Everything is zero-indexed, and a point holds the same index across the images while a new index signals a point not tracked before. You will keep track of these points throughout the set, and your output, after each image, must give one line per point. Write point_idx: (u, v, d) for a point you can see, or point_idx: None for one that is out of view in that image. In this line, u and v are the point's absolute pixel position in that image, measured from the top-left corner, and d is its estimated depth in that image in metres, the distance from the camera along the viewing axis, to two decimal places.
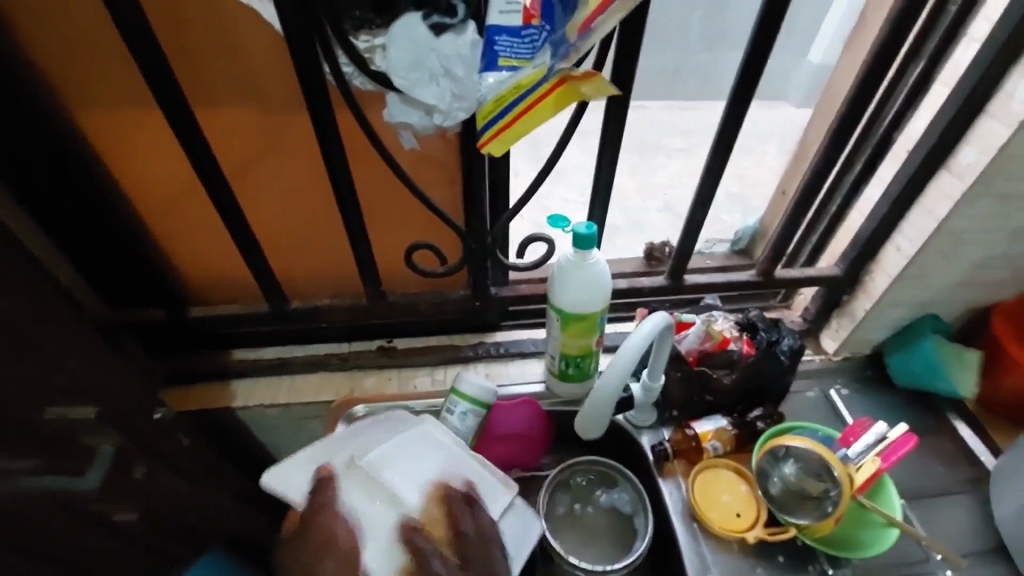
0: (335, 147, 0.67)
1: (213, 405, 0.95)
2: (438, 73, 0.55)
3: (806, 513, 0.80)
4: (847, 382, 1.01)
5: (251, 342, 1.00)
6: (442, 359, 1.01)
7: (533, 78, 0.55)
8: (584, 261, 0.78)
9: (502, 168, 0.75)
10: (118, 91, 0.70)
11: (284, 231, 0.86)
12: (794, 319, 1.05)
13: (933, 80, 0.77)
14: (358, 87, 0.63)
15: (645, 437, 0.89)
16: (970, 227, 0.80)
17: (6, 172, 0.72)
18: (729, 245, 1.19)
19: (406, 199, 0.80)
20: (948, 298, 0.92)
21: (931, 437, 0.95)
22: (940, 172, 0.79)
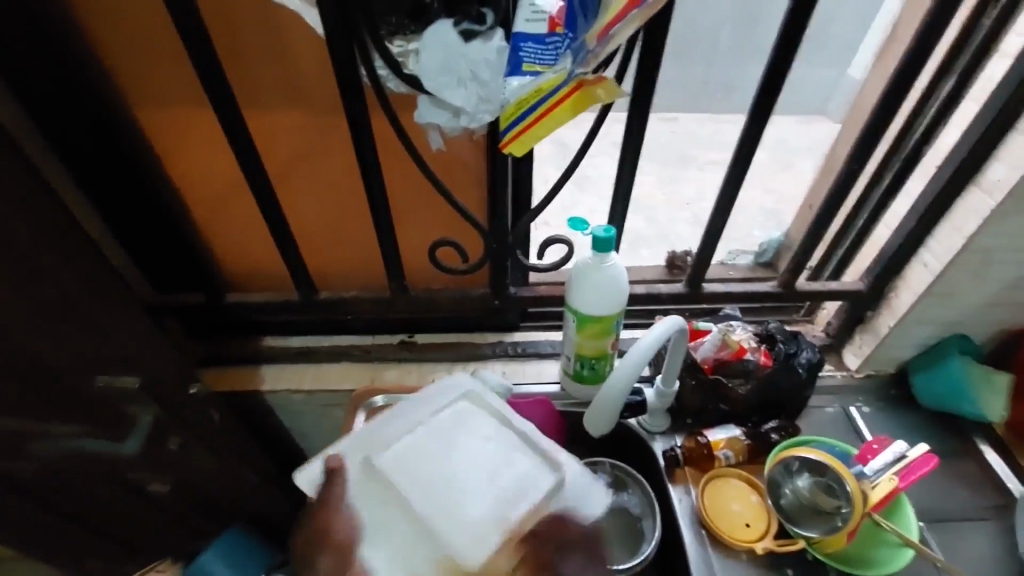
0: (367, 145, 0.71)
1: (242, 387, 1.00)
2: (465, 77, 0.58)
3: (817, 527, 0.80)
4: (869, 400, 1.00)
5: (280, 330, 1.05)
6: (460, 356, 1.04)
7: (552, 82, 0.58)
8: (601, 264, 0.79)
9: (525, 171, 0.78)
10: (173, 88, 0.75)
11: (316, 225, 0.90)
12: (817, 333, 1.04)
13: (964, 96, 0.76)
14: (391, 89, 0.66)
15: (657, 443, 0.91)
16: (1001, 246, 0.79)
17: (70, 159, 0.78)
18: (753, 257, 1.16)
19: (432, 198, 0.84)
20: (976, 318, 0.90)
21: (954, 460, 0.93)
22: (969, 188, 0.78)
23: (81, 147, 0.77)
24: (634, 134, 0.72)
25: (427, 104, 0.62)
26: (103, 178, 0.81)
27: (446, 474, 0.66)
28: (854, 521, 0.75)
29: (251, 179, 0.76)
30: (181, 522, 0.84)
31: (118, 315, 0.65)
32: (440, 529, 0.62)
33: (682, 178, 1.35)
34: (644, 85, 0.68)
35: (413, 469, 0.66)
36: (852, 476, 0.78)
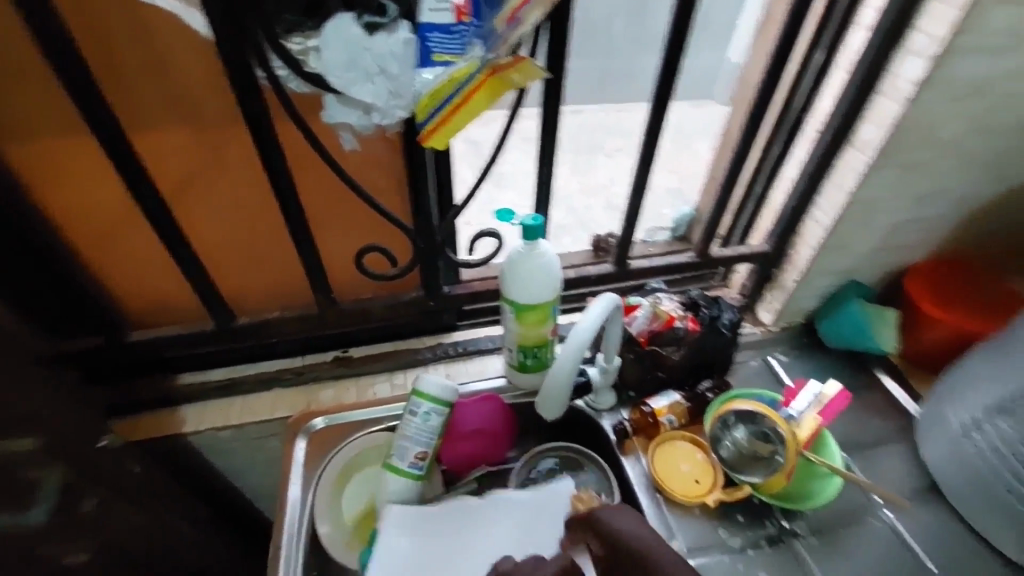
0: (274, 152, 0.66)
1: (161, 434, 0.91)
2: (372, 72, 0.56)
3: (757, 471, 0.86)
4: (786, 350, 1.09)
5: (198, 364, 0.96)
6: (399, 364, 1.01)
7: (464, 71, 0.57)
8: (532, 252, 0.80)
9: (443, 166, 0.76)
10: (33, 107, 0.65)
11: (225, 245, 0.83)
12: (733, 296, 1.12)
13: (833, 66, 0.85)
14: (294, 91, 0.63)
15: (606, 420, 0.93)
16: (877, 197, 0.88)
17: None
18: (669, 233, 1.25)
19: (350, 204, 0.80)
20: (864, 265, 1.01)
21: (862, 392, 1.03)
22: (846, 148, 0.87)
23: None
24: (550, 121, 0.73)
25: (335, 103, 0.60)
26: None
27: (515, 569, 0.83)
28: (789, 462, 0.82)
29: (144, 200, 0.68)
30: None
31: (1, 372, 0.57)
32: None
33: (595, 165, 1.40)
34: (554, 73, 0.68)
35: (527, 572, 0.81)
36: (784, 421, 0.84)
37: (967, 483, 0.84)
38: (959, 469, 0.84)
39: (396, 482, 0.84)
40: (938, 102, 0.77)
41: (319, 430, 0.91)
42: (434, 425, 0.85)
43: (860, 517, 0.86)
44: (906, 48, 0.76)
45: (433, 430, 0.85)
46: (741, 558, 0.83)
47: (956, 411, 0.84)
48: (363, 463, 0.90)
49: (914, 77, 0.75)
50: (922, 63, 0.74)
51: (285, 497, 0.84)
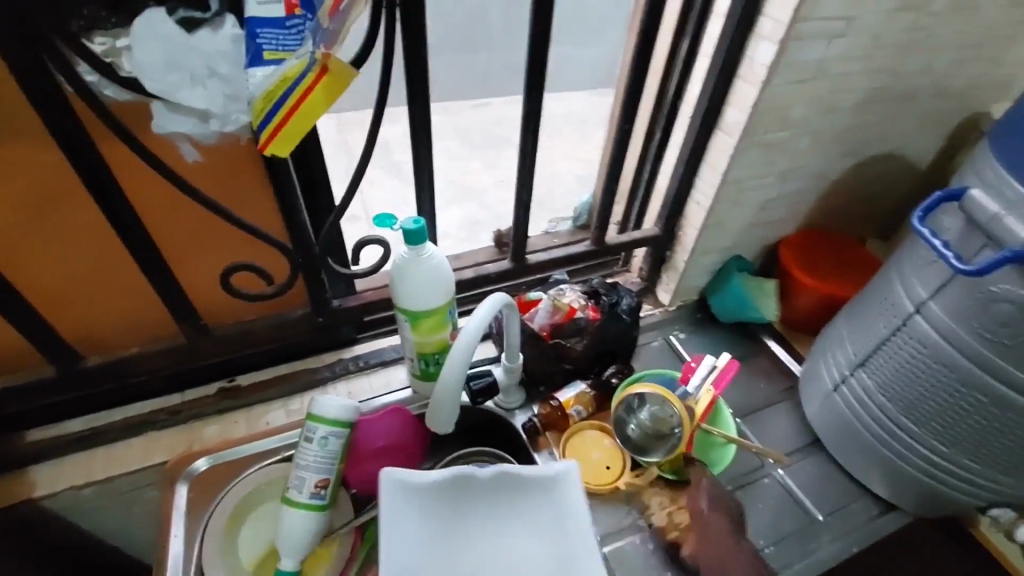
0: (97, 169, 0.58)
1: (7, 502, 0.78)
2: (200, 74, 0.50)
3: (660, 449, 0.88)
4: (683, 326, 1.14)
5: (52, 415, 0.84)
6: (294, 388, 0.94)
7: (297, 69, 0.51)
8: (419, 257, 0.76)
9: (310, 172, 0.70)
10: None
11: (62, 280, 0.71)
12: (633, 279, 1.15)
13: (698, 53, 0.88)
14: (112, 98, 0.54)
15: (517, 418, 0.92)
16: (747, 177, 0.93)
17: None
18: (572, 222, 1.22)
19: (211, 223, 0.72)
20: (744, 240, 1.07)
21: (753, 359, 1.10)
22: (716, 131, 0.90)
23: None
24: (420, 120, 0.69)
25: (163, 111, 0.52)
26: None
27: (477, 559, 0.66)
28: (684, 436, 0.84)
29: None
30: None
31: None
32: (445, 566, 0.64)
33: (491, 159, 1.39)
34: (416, 68, 0.64)
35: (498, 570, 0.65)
36: (679, 399, 0.86)
37: (842, 435, 0.90)
38: (834, 422, 0.91)
39: (294, 515, 0.77)
40: (789, 85, 0.82)
41: (204, 472, 0.83)
42: (333, 449, 0.79)
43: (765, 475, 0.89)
44: (757, 34, 0.80)
45: (332, 454, 0.79)
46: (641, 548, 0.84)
47: (827, 367, 0.91)
48: (259, 500, 0.83)
49: (766, 61, 0.79)
50: (771, 47, 0.78)
51: (164, 554, 0.75)
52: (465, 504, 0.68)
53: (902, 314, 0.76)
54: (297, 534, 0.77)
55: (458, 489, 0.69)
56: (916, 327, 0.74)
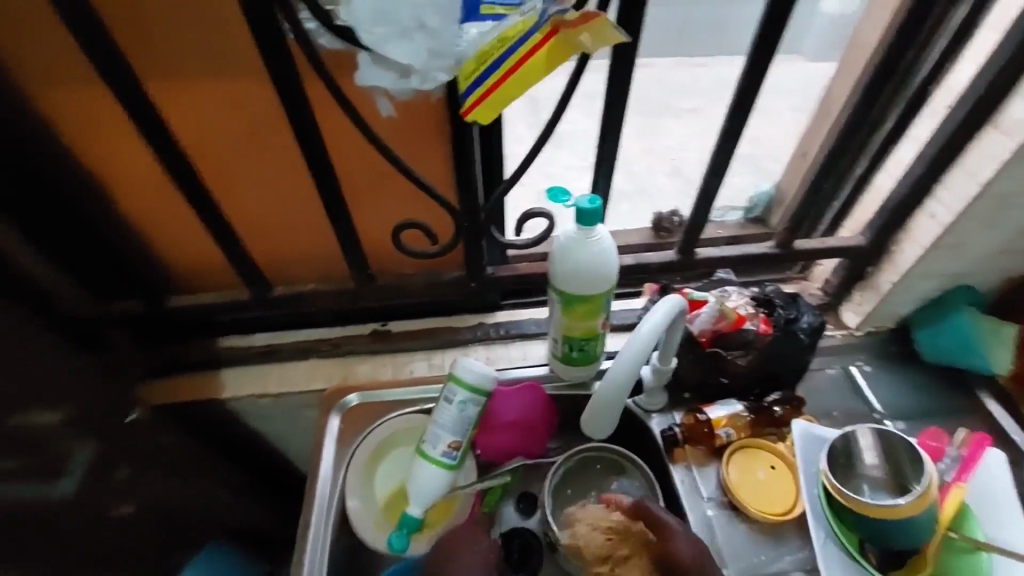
0: (304, 113, 0.60)
1: (198, 397, 0.90)
2: (410, 28, 0.47)
3: (891, 536, 0.67)
4: (869, 358, 0.95)
5: (239, 328, 0.94)
6: (439, 343, 0.96)
7: (520, 27, 0.48)
8: (587, 239, 0.71)
9: (494, 138, 0.68)
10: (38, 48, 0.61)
11: (260, 213, 0.79)
12: (813, 292, 0.99)
13: (981, 24, 0.68)
14: (326, 48, 0.56)
15: (655, 421, 0.86)
16: (1018, 191, 0.72)
17: None
18: (743, 213, 1.05)
19: (392, 175, 0.74)
20: (984, 269, 0.85)
21: (961, 417, 0.89)
22: (986, 128, 0.70)
23: None
24: (617, 89, 0.63)
25: (370, 64, 0.51)
26: None
27: (815, 525, 0.74)
28: (913, 525, 0.65)
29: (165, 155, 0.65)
30: None
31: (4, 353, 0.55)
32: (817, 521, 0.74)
33: None
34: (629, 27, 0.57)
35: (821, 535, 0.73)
36: (912, 504, 0.64)
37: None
38: None
39: (427, 468, 0.80)
40: None
41: (353, 406, 0.89)
42: (470, 415, 0.79)
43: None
44: None
45: (468, 420, 0.79)
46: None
47: None
48: (397, 443, 0.88)
49: None
50: None
51: (316, 474, 0.83)
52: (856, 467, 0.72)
53: None
54: (430, 488, 0.80)
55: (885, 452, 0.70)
56: None
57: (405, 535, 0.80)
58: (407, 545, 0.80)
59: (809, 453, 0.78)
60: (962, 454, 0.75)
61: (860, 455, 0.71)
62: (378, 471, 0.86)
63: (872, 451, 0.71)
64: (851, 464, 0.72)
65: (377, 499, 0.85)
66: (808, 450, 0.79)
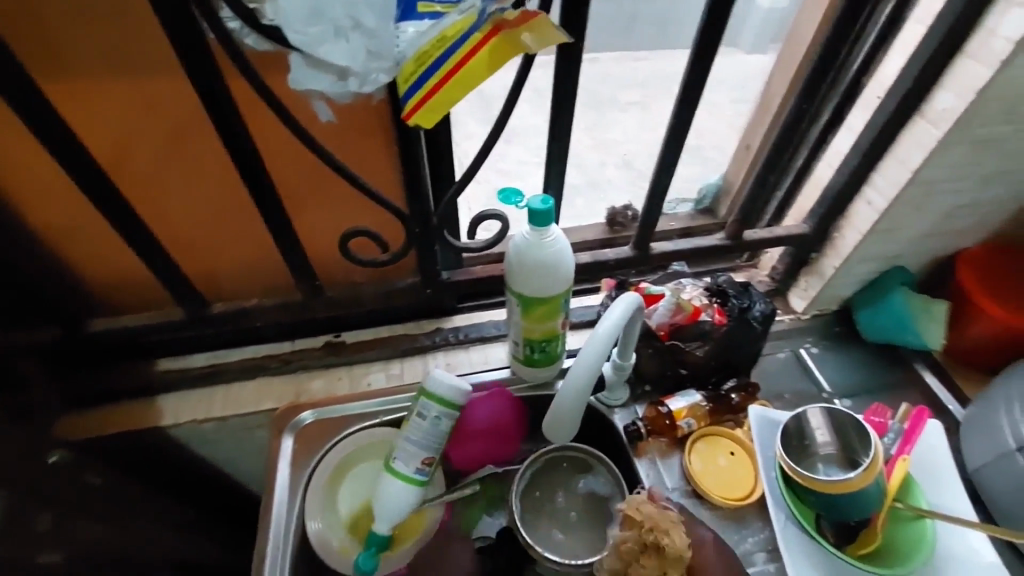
0: (233, 120, 0.56)
1: (136, 426, 0.84)
2: (345, 27, 0.44)
3: (843, 509, 0.69)
4: (816, 339, 0.99)
5: (176, 350, 0.88)
6: (396, 353, 0.93)
7: (460, 25, 0.45)
8: (542, 240, 0.70)
9: (442, 139, 0.66)
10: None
11: (192, 224, 0.74)
12: (762, 279, 1.02)
13: (905, 18, 0.71)
14: (251, 48, 0.52)
15: (617, 417, 0.86)
16: (942, 176, 0.76)
17: None
18: (693, 204, 1.07)
19: (335, 180, 0.70)
20: (916, 250, 0.90)
21: (900, 390, 0.94)
22: (913, 118, 0.73)
23: None
24: (565, 87, 0.62)
25: (303, 65, 0.47)
26: None
27: (776, 508, 0.76)
28: (862, 497, 0.68)
29: (76, 170, 0.59)
30: None
31: None
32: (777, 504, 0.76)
33: None
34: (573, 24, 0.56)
35: (780, 519, 0.75)
36: (861, 476, 0.67)
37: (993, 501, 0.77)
38: (1006, 485, 0.74)
39: (394, 485, 0.77)
40: None
41: (309, 424, 0.85)
42: (443, 429, 0.77)
43: (975, 559, 0.71)
44: None
45: (441, 434, 0.77)
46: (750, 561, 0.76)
47: (1010, 421, 0.76)
48: (357, 460, 0.84)
49: (1014, 34, 0.61)
50: None
51: (271, 500, 0.78)
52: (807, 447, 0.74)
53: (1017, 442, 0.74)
54: (397, 505, 0.76)
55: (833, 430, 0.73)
56: None
57: (373, 555, 0.77)
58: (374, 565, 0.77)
59: (765, 438, 0.80)
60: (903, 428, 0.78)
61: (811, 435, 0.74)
62: (339, 491, 0.82)
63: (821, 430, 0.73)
64: (802, 444, 0.74)
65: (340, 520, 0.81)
66: (763, 434, 0.81)
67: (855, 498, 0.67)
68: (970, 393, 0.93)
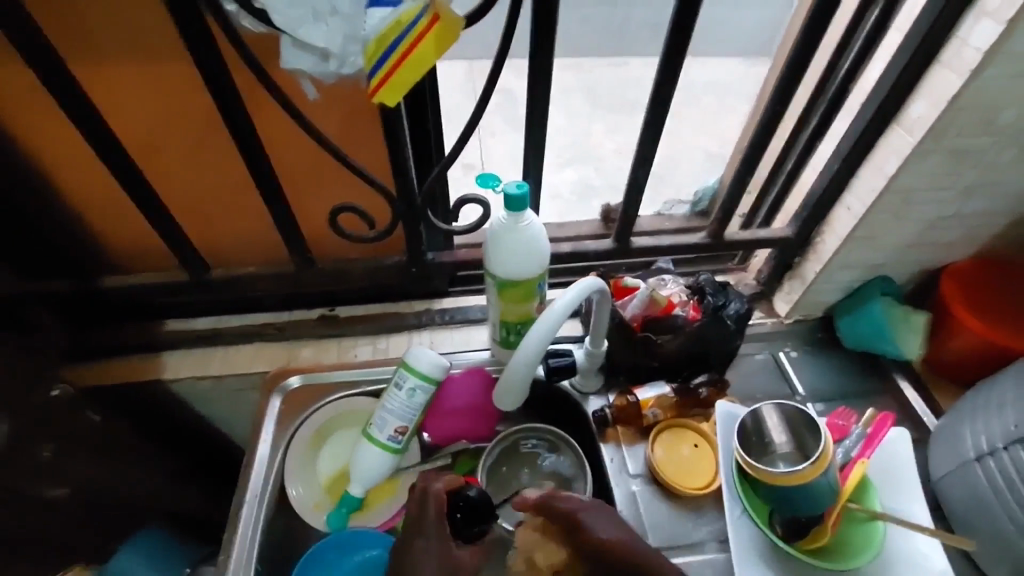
0: (232, 96, 0.61)
1: (140, 379, 0.90)
2: (324, 12, 0.49)
3: (795, 502, 0.70)
4: (797, 344, 1.00)
5: (182, 312, 0.94)
6: (384, 328, 0.98)
7: (411, 12, 0.49)
8: (517, 224, 0.73)
9: (427, 124, 0.70)
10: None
11: (198, 193, 0.79)
12: (749, 281, 1.03)
13: (887, 28, 0.72)
14: (248, 29, 0.57)
15: (589, 403, 0.89)
16: (919, 186, 0.77)
17: None
18: (688, 207, 1.08)
19: (328, 158, 0.76)
20: (899, 260, 0.90)
21: (875, 398, 0.95)
22: (891, 126, 0.75)
23: None
24: (541, 78, 0.66)
25: (289, 46, 0.52)
26: None
27: (732, 500, 0.79)
28: (811, 490, 0.69)
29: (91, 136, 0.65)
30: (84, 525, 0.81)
31: None
32: (733, 498, 0.79)
33: (601, 130, 1.27)
34: (547, 21, 0.61)
35: (736, 511, 0.78)
36: (809, 469, 0.68)
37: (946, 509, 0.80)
38: (964, 494, 0.76)
39: (371, 451, 0.81)
40: (1008, 79, 0.65)
41: (296, 389, 0.91)
42: (418, 402, 0.80)
43: (923, 563, 0.73)
44: (978, 9, 0.63)
45: (416, 407, 0.80)
46: (703, 546, 0.80)
47: (973, 432, 0.77)
48: (340, 425, 0.89)
49: (983, 45, 0.63)
50: (995, 27, 0.61)
51: (254, 454, 0.84)
52: (764, 442, 0.76)
53: (981, 451, 0.75)
54: (370, 468, 0.81)
55: (789, 425, 0.75)
56: (998, 466, 0.72)
57: (342, 514, 0.82)
58: (344, 524, 0.82)
59: (726, 433, 0.82)
60: (867, 432, 0.78)
61: (769, 430, 0.76)
62: (320, 454, 0.88)
63: (778, 425, 0.75)
64: (759, 439, 0.76)
65: (317, 479, 0.86)
66: (725, 428, 0.83)
67: (804, 491, 0.69)
68: (946, 405, 0.93)
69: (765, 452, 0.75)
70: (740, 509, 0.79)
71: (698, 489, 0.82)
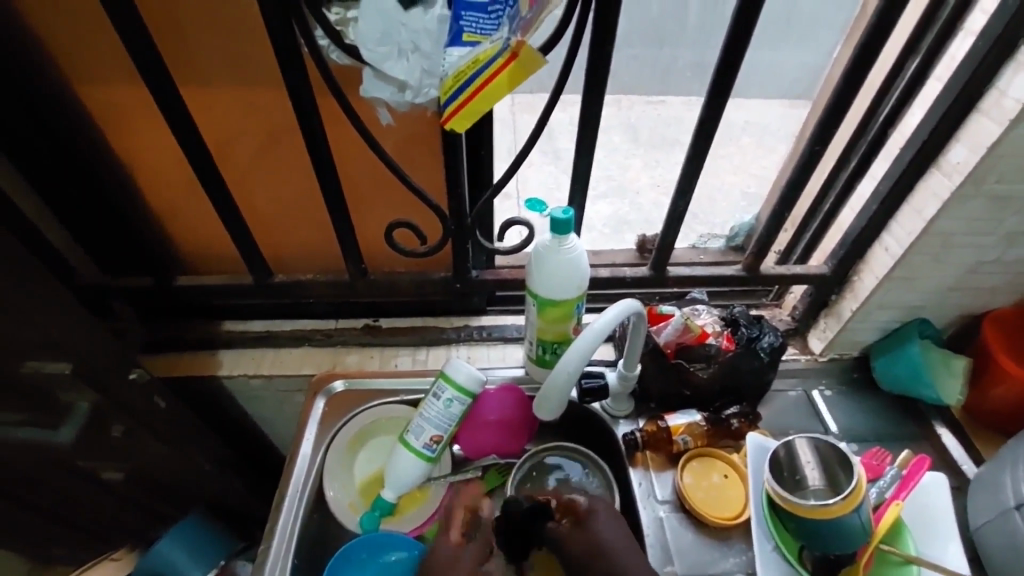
0: (313, 118, 0.68)
1: (198, 372, 0.97)
2: (407, 49, 0.56)
3: (824, 538, 0.70)
4: (831, 383, 1.00)
5: (240, 314, 1.01)
6: (424, 340, 1.02)
7: (488, 53, 0.55)
8: (560, 246, 0.77)
9: (483, 149, 0.76)
10: (95, 42, 0.70)
11: (266, 203, 0.87)
12: (783, 317, 1.04)
13: (927, 76, 0.75)
14: (334, 61, 0.65)
15: (620, 426, 0.91)
16: (958, 230, 0.78)
17: (15, 145, 0.75)
18: (724, 241, 1.12)
19: (388, 177, 0.82)
20: (939, 303, 0.90)
21: (911, 442, 0.94)
22: (931, 170, 0.77)
23: (20, 133, 0.74)
24: (592, 112, 0.72)
25: (372, 77, 0.60)
26: (48, 169, 0.79)
27: (762, 536, 0.79)
28: (841, 526, 0.69)
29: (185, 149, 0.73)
30: (137, 505, 0.87)
31: (25, 306, 0.64)
32: (763, 534, 0.79)
33: (640, 165, 1.32)
34: (600, 60, 0.67)
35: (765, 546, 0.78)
36: (837, 506, 0.68)
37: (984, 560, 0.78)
38: (1006, 544, 0.74)
39: (406, 458, 0.84)
40: None
41: (338, 392, 0.95)
42: (454, 412, 0.82)
43: None
44: (1018, 62, 0.65)
45: (451, 417, 0.83)
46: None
47: (1014, 480, 0.76)
48: (379, 430, 0.93)
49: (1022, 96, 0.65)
50: None
51: (296, 452, 0.89)
52: (794, 476, 0.76)
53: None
54: (404, 473, 0.84)
55: (822, 460, 0.74)
56: None
57: (375, 517, 0.85)
58: (377, 527, 0.85)
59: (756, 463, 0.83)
60: (902, 474, 0.77)
61: (800, 462, 0.76)
62: (358, 458, 0.91)
63: (810, 459, 0.75)
64: (790, 471, 0.76)
65: (354, 481, 0.90)
66: (755, 458, 0.83)
67: (833, 528, 0.69)
68: (987, 454, 0.91)
69: (794, 486, 0.75)
70: (771, 544, 0.78)
71: (727, 519, 0.83)
